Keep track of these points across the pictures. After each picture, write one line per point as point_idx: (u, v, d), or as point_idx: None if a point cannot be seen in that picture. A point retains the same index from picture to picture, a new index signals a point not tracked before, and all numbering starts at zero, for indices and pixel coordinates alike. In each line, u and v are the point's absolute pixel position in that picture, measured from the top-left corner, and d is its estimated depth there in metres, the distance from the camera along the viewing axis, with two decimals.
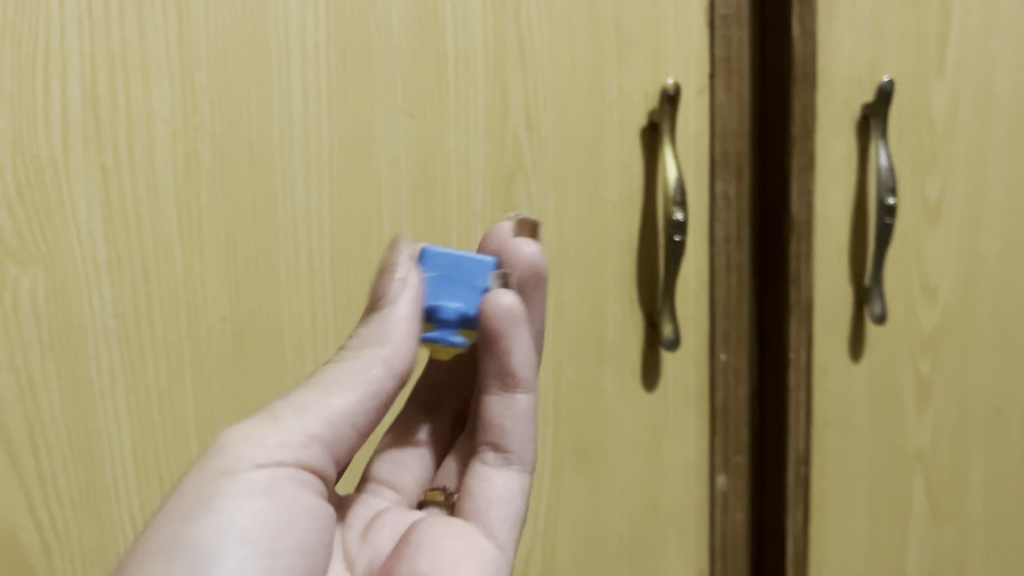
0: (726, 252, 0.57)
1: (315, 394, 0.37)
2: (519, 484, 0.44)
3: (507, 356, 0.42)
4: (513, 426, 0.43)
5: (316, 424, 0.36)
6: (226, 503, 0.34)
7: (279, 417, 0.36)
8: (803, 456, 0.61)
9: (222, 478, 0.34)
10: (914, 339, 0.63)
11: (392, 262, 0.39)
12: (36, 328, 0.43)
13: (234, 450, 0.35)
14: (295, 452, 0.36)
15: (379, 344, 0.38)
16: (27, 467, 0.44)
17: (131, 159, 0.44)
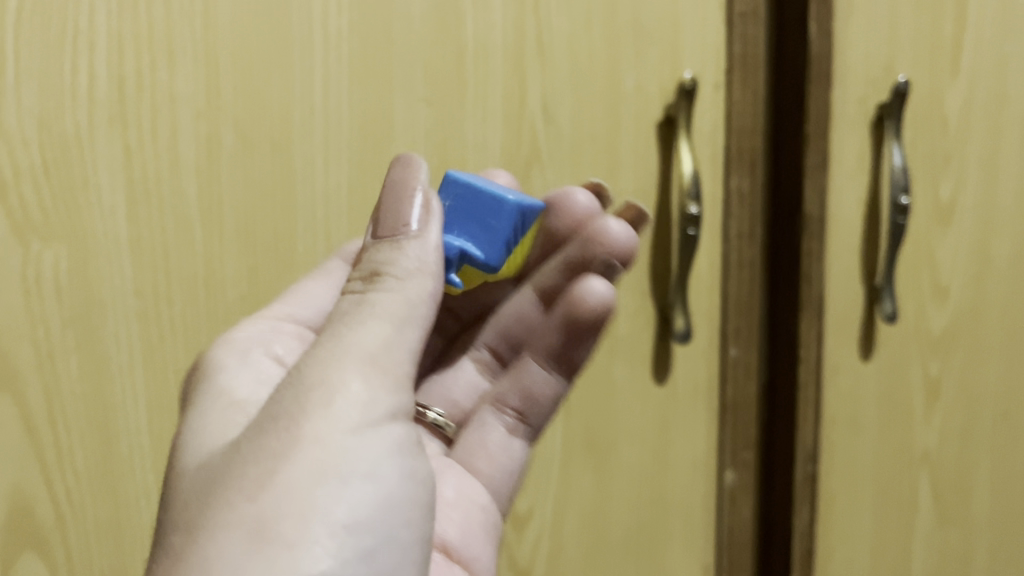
0: (739, 247, 0.57)
1: (395, 337, 0.32)
2: (519, 453, 0.48)
3: (575, 345, 0.46)
4: (545, 413, 0.48)
5: (406, 371, 0.32)
6: (333, 477, 0.29)
7: (350, 370, 0.31)
8: (810, 454, 0.61)
9: (316, 449, 0.29)
10: (923, 339, 0.63)
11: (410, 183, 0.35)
12: (57, 303, 0.44)
13: (322, 411, 0.30)
14: (384, 413, 0.31)
15: (426, 280, 0.34)
16: (44, 441, 0.45)
17: (154, 138, 0.44)
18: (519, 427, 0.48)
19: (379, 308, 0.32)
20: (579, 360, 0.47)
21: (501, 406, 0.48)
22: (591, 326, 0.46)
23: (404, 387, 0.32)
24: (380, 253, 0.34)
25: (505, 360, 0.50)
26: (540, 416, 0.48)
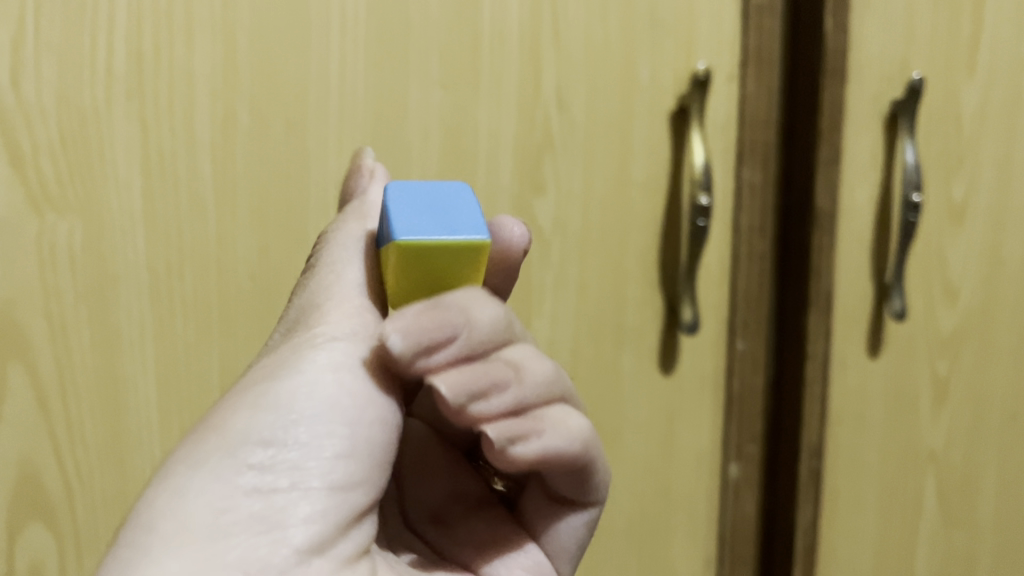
0: (749, 240, 0.57)
1: (334, 273, 0.35)
2: (586, 518, 0.39)
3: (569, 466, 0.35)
4: (592, 488, 0.38)
5: (346, 295, 0.34)
6: (274, 379, 0.31)
7: (308, 314, 0.34)
8: (815, 449, 0.61)
9: (263, 371, 0.32)
10: (932, 339, 0.63)
11: (358, 164, 0.40)
12: (71, 276, 0.44)
13: (285, 343, 0.33)
14: (334, 342, 0.32)
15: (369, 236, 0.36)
16: (55, 411, 0.45)
17: (171, 114, 0.45)
18: (567, 505, 0.39)
19: (341, 260, 0.35)
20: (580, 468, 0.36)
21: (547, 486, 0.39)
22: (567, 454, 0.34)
23: (363, 322, 0.33)
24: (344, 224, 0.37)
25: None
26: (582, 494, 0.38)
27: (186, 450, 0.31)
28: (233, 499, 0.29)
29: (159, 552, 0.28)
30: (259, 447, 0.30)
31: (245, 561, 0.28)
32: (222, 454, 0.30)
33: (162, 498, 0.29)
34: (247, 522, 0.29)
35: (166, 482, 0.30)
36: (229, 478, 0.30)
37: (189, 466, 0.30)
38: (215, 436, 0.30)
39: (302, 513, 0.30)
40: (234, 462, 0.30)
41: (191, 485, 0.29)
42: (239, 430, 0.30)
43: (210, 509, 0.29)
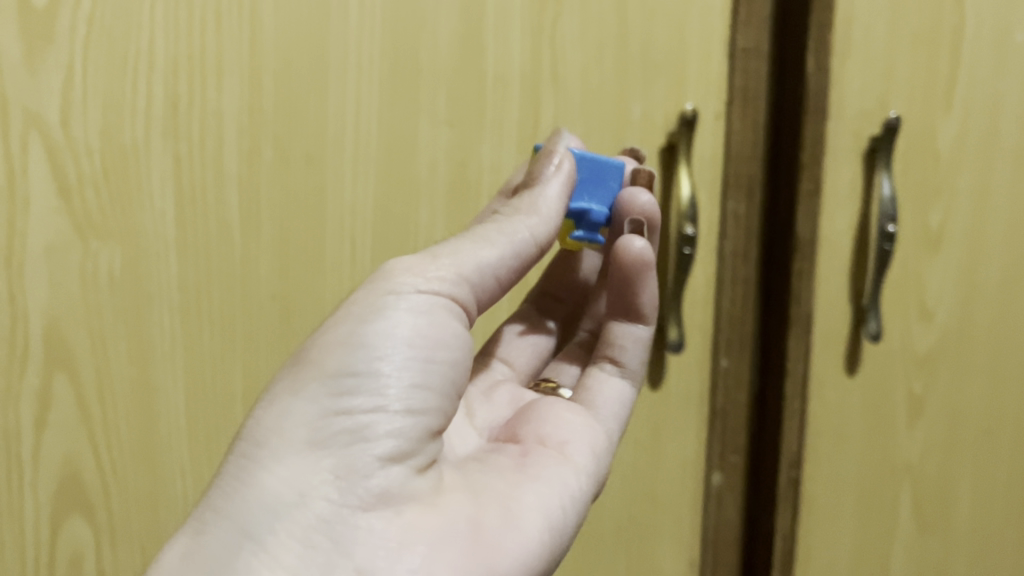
0: (733, 265, 0.62)
1: (468, 243, 0.42)
2: (625, 391, 0.52)
3: (635, 291, 0.50)
4: (632, 351, 0.52)
5: (466, 261, 0.41)
6: (375, 315, 0.38)
7: (419, 262, 0.40)
8: (794, 460, 0.65)
9: (354, 308, 0.39)
10: (908, 358, 0.67)
11: (551, 151, 0.45)
12: (111, 294, 0.49)
13: (380, 281, 0.40)
14: (417, 296, 0.39)
15: (515, 230, 0.42)
16: (94, 415, 0.50)
17: (202, 149, 0.49)
18: (609, 369, 0.52)
19: (473, 237, 0.42)
20: (643, 309, 0.51)
21: (599, 358, 0.53)
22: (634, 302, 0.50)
23: (460, 287, 0.41)
24: (505, 209, 0.44)
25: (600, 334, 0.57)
26: (624, 354, 0.52)
27: (284, 375, 0.38)
28: (326, 416, 0.36)
29: (271, 456, 0.35)
30: (344, 377, 0.37)
31: (332, 466, 0.36)
32: (317, 379, 0.37)
33: (271, 415, 0.36)
34: (336, 436, 0.36)
35: (274, 397, 0.37)
36: (321, 400, 0.36)
37: (292, 386, 0.37)
38: (314, 364, 0.37)
39: (384, 429, 0.37)
40: (327, 386, 0.37)
41: (292, 406, 0.36)
42: (329, 361, 0.37)
43: (307, 423, 0.36)
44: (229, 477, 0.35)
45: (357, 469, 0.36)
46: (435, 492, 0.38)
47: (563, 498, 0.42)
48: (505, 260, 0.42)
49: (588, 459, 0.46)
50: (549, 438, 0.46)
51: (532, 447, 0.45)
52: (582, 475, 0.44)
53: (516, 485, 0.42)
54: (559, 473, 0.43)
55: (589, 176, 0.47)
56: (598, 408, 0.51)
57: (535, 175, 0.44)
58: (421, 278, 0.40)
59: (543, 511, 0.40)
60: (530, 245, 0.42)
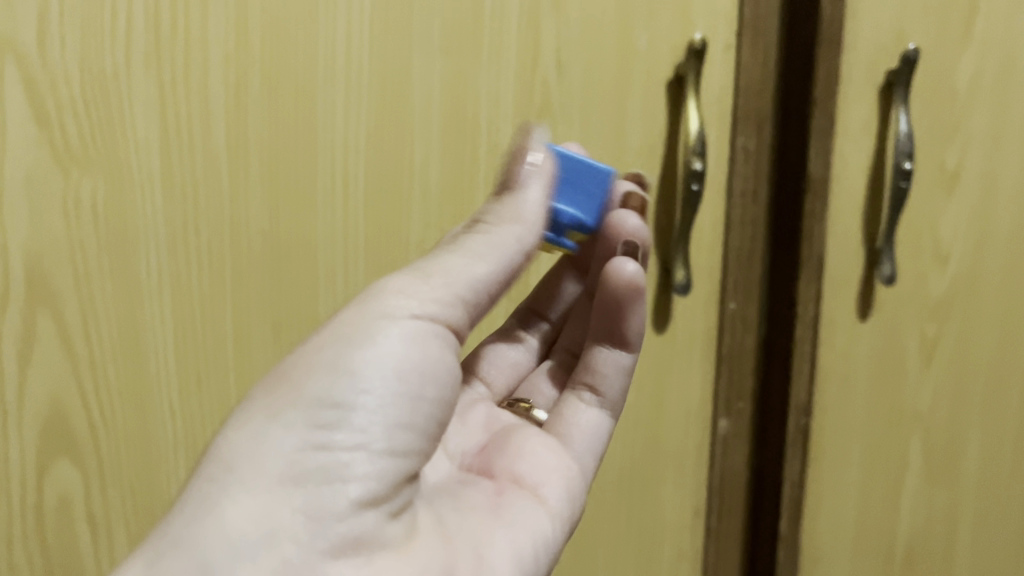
0: (742, 204, 0.60)
1: (454, 258, 0.39)
2: (602, 423, 0.50)
3: (621, 315, 0.48)
4: (611, 380, 0.50)
5: (449, 277, 0.38)
6: (362, 342, 0.36)
7: (404, 284, 0.38)
8: (804, 406, 0.64)
9: (339, 330, 0.37)
10: (921, 304, 0.65)
11: (525, 147, 0.41)
12: (94, 229, 0.47)
13: (367, 303, 0.37)
14: (408, 324, 0.37)
15: (501, 241, 0.39)
16: (80, 355, 0.48)
17: (186, 79, 0.47)
18: (588, 398, 0.51)
19: (455, 251, 0.39)
20: (629, 336, 0.49)
21: (578, 383, 0.51)
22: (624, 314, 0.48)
23: (450, 310, 0.38)
24: (488, 215, 0.40)
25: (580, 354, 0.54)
26: (602, 382, 0.50)
27: (259, 395, 0.35)
28: (304, 451, 0.34)
29: (240, 486, 0.33)
30: (325, 409, 0.35)
31: (305, 506, 0.33)
32: (295, 408, 0.34)
33: (243, 440, 0.34)
34: (311, 472, 0.34)
35: (245, 421, 0.34)
36: (300, 431, 0.34)
37: (267, 413, 0.34)
38: (295, 389, 0.35)
39: (361, 470, 0.35)
40: (306, 417, 0.34)
41: (268, 434, 0.34)
42: (311, 388, 0.35)
43: (282, 456, 0.34)
44: (190, 505, 0.33)
45: (331, 511, 0.34)
46: (407, 538, 0.37)
47: (536, 544, 0.42)
48: (496, 277, 0.39)
49: (563, 501, 0.45)
50: (525, 478, 0.45)
51: (507, 486, 0.44)
52: (556, 517, 0.44)
53: (489, 529, 0.41)
54: (535, 516, 0.43)
55: (567, 179, 0.43)
56: (572, 443, 0.49)
57: (515, 177, 0.40)
58: (413, 301, 0.37)
59: (517, 556, 0.40)
60: (517, 255, 0.39)
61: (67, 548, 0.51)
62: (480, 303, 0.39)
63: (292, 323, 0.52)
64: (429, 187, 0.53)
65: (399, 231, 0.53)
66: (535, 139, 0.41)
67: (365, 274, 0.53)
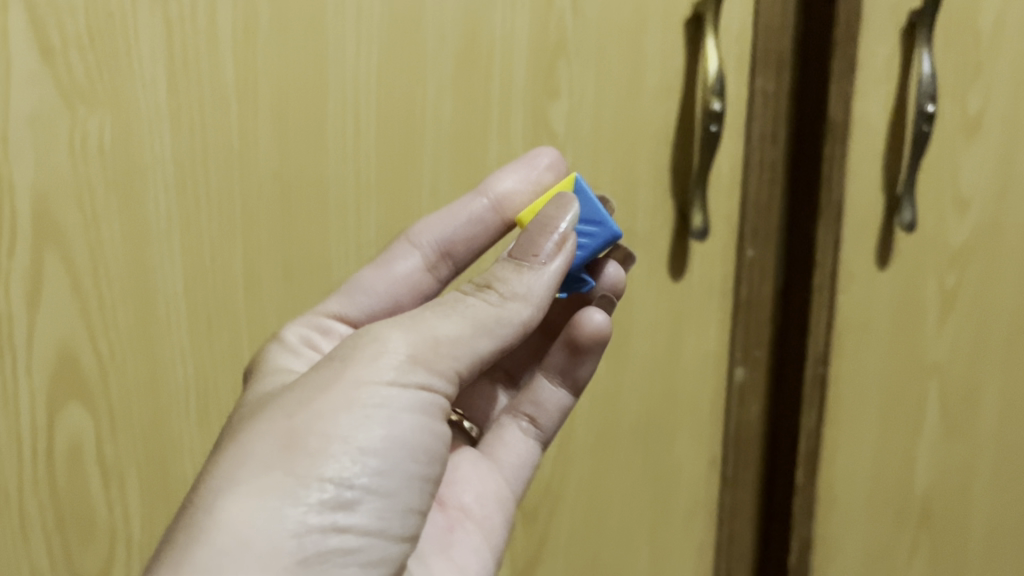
0: (760, 148, 0.58)
1: (466, 329, 0.38)
2: (531, 454, 0.50)
3: (579, 360, 0.49)
4: (550, 414, 0.50)
5: (457, 349, 0.37)
6: (374, 416, 0.35)
7: (411, 348, 0.36)
8: (822, 356, 0.62)
9: (353, 396, 0.35)
10: (941, 252, 0.64)
11: (557, 224, 0.41)
12: (102, 168, 0.46)
13: (374, 366, 0.35)
14: (417, 396, 0.36)
15: (512, 320, 0.39)
16: (89, 297, 0.47)
17: (193, 13, 0.46)
18: (524, 425, 0.50)
19: (466, 319, 0.38)
20: (579, 379, 0.50)
21: (518, 408, 0.51)
22: (582, 350, 0.49)
23: (451, 384, 0.38)
24: (496, 282, 0.40)
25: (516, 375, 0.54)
26: (541, 414, 0.50)
27: (269, 458, 0.33)
28: (322, 532, 0.32)
29: (260, 567, 0.30)
30: (345, 487, 0.33)
31: None
32: (316, 482, 0.33)
33: (261, 512, 0.31)
34: (328, 554, 0.32)
35: (256, 495, 0.32)
36: (319, 512, 0.32)
37: (282, 488, 0.32)
38: (312, 461, 0.33)
39: (368, 551, 0.34)
40: (325, 495, 0.33)
41: (289, 512, 0.32)
42: (331, 462, 0.33)
43: (302, 536, 0.32)
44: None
45: None
46: None
47: None
48: (496, 353, 0.39)
49: (502, 534, 0.47)
50: (470, 510, 0.46)
51: (455, 519, 0.45)
52: (494, 549, 0.46)
53: (445, 572, 0.42)
54: (478, 552, 0.45)
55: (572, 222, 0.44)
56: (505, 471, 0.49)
57: (533, 250, 0.40)
58: (425, 367, 0.36)
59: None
60: (519, 333, 0.39)
61: (78, 495, 0.50)
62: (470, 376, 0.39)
63: (304, 268, 0.51)
64: (441, 128, 0.51)
65: (411, 173, 0.52)
66: (568, 210, 0.42)
67: (377, 216, 0.52)
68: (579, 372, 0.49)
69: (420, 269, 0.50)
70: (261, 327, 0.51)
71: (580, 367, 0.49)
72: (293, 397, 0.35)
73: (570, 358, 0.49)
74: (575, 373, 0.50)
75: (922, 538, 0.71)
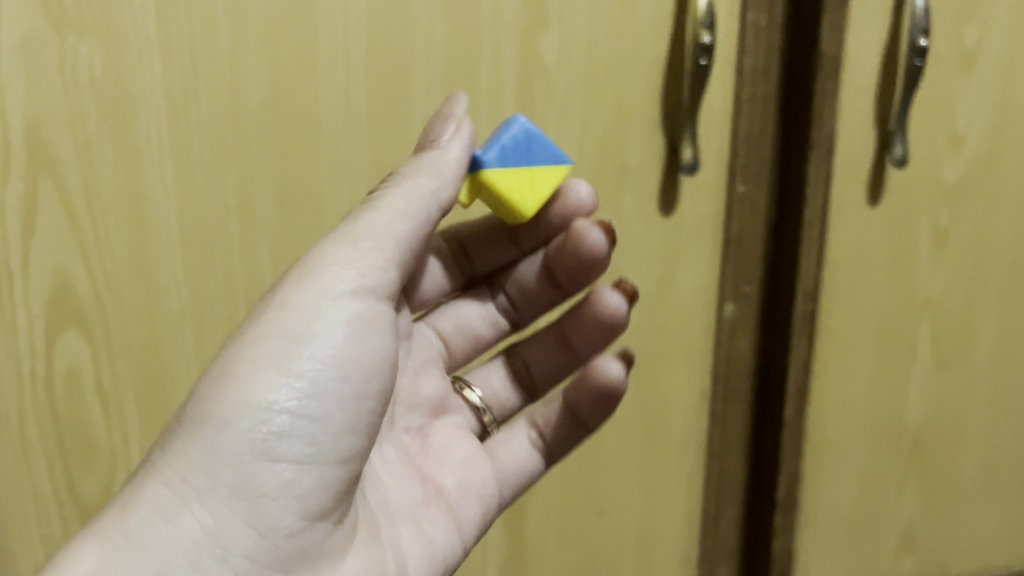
0: (753, 82, 0.58)
1: (376, 223, 0.40)
2: (529, 464, 0.53)
3: (597, 411, 0.53)
4: (557, 437, 0.54)
5: (378, 256, 0.40)
6: (302, 339, 0.38)
7: (330, 262, 0.40)
8: (811, 292, 0.63)
9: (279, 327, 0.38)
10: (935, 188, 0.64)
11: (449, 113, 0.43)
12: (93, 97, 0.47)
13: (297, 293, 0.39)
14: (342, 308, 0.39)
15: (421, 199, 0.41)
16: (83, 224, 0.48)
17: None
18: (533, 437, 0.54)
19: (379, 215, 0.40)
20: (586, 418, 0.54)
21: (533, 422, 0.55)
22: (600, 400, 0.53)
23: (379, 285, 0.41)
24: (402, 172, 0.42)
25: (530, 383, 0.57)
26: (552, 433, 0.54)
27: (207, 390, 0.37)
28: (252, 454, 0.36)
29: (198, 495, 0.35)
30: (273, 412, 0.37)
31: (255, 512, 0.36)
32: (245, 407, 0.36)
33: (198, 445, 0.36)
34: (264, 477, 0.36)
35: (195, 431, 0.36)
36: (249, 435, 0.36)
37: (214, 418, 0.36)
38: (239, 387, 0.37)
39: (309, 470, 0.38)
40: (254, 420, 0.36)
41: (218, 439, 0.36)
42: (258, 389, 0.37)
43: (233, 456, 0.36)
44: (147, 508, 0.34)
45: (278, 512, 0.37)
46: (348, 537, 0.41)
47: (446, 555, 0.47)
48: (415, 233, 0.41)
49: (475, 524, 0.49)
50: (449, 496, 0.48)
51: (431, 498, 0.48)
52: (462, 537, 0.48)
53: (405, 535, 0.45)
54: (445, 533, 0.47)
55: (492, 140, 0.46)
56: (500, 469, 0.52)
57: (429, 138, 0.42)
58: (349, 276, 0.40)
59: (419, 561, 0.45)
60: (433, 207, 0.41)
61: (79, 418, 0.51)
62: (399, 269, 0.41)
63: (297, 197, 0.52)
64: (431, 58, 0.51)
65: (402, 103, 0.52)
66: (457, 104, 0.43)
67: (369, 147, 0.52)
68: (594, 415, 0.53)
69: (443, 276, 0.53)
70: (255, 260, 0.52)
71: (595, 412, 0.53)
72: (235, 338, 0.39)
73: (587, 398, 0.53)
74: (591, 415, 0.53)
75: (912, 473, 0.72)
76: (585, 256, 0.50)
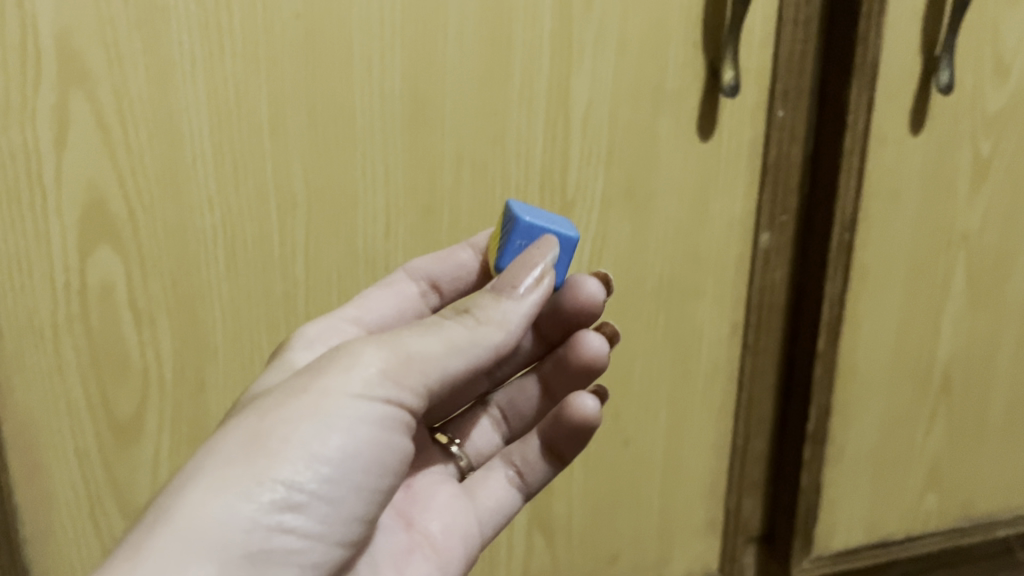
0: (795, 3, 0.57)
1: (437, 347, 0.37)
2: (509, 506, 0.50)
3: (571, 441, 0.50)
4: (536, 473, 0.51)
5: (431, 369, 0.37)
6: (335, 430, 0.35)
7: (382, 361, 0.36)
8: (849, 222, 0.62)
9: (319, 406, 0.35)
10: (977, 117, 0.62)
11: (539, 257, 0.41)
12: (124, 5, 0.45)
13: (339, 380, 0.35)
14: (380, 411, 0.36)
15: (484, 342, 0.38)
16: (116, 137, 0.47)
17: None
18: (512, 477, 0.51)
19: (439, 339, 0.38)
20: (565, 452, 0.51)
21: (510, 460, 0.52)
22: (574, 432, 0.50)
23: (415, 403, 0.37)
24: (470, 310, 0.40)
25: (512, 428, 0.55)
26: (530, 468, 0.51)
27: (234, 453, 0.33)
28: (266, 528, 0.32)
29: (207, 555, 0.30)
30: (295, 490, 0.33)
31: None
32: (270, 480, 0.33)
33: (215, 504, 0.31)
34: (270, 552, 0.33)
35: (216, 485, 0.32)
36: (267, 509, 0.32)
37: (238, 481, 0.32)
38: (268, 460, 0.33)
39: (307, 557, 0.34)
40: (274, 497, 0.33)
41: (239, 504, 0.32)
42: (286, 464, 0.33)
43: (246, 529, 0.32)
44: (152, 559, 0.29)
45: None
46: None
47: None
48: (465, 372, 0.38)
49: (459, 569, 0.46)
50: (433, 538, 0.45)
51: (415, 544, 0.44)
52: None
53: None
54: None
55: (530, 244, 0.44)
56: (481, 511, 0.49)
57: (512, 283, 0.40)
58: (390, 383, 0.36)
59: None
60: (489, 356, 0.39)
61: (111, 335, 0.51)
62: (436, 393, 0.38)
63: (331, 114, 0.51)
64: None
65: (435, 19, 0.50)
66: (550, 252, 0.42)
67: (403, 64, 0.51)
68: (568, 446, 0.51)
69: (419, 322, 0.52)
70: (286, 179, 0.51)
71: (567, 442, 0.50)
72: (261, 407, 0.35)
73: (561, 430, 0.50)
74: (566, 446, 0.51)
75: (941, 409, 0.71)
76: (577, 307, 0.50)
